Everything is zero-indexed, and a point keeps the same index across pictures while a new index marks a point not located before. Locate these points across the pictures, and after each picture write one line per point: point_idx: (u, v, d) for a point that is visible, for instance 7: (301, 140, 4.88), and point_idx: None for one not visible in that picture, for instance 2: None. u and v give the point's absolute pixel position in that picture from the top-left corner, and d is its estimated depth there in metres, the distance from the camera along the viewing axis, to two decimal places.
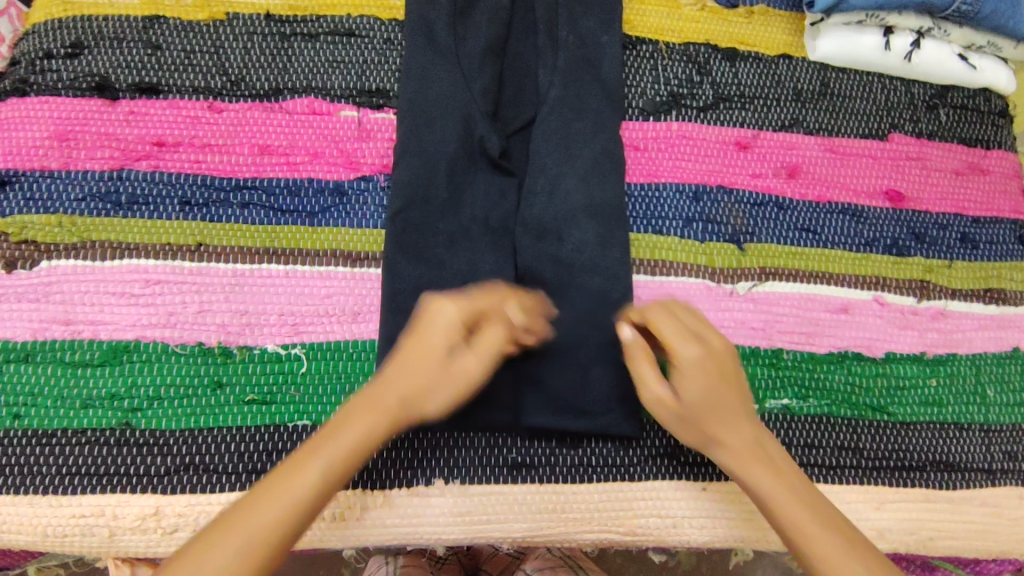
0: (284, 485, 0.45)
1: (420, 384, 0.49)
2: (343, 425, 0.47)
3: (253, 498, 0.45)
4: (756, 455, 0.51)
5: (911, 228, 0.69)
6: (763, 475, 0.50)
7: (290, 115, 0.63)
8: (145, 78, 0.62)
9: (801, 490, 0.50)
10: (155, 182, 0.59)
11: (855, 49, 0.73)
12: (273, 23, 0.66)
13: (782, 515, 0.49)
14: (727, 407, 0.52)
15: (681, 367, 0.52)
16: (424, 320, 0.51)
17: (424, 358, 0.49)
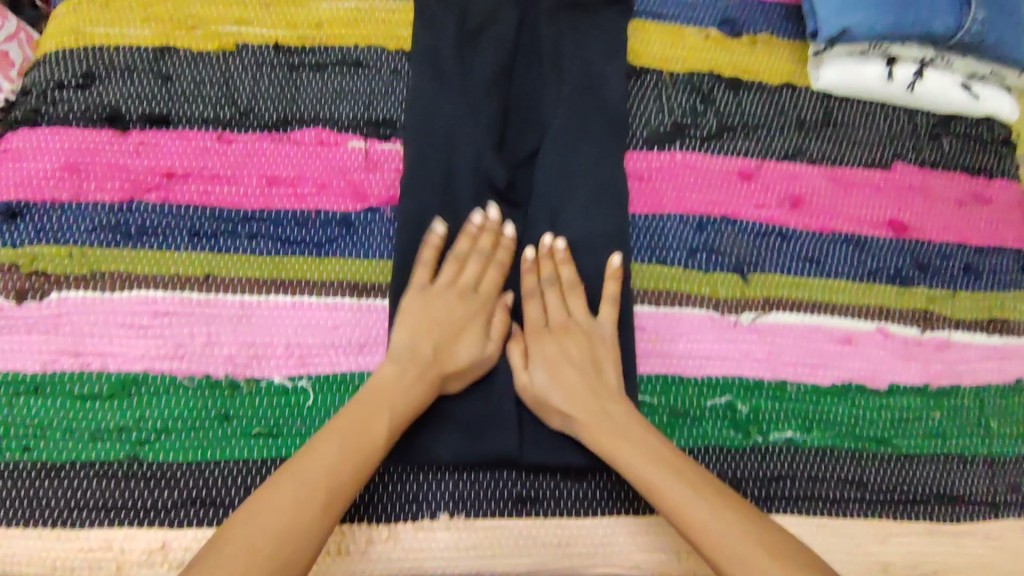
0: (351, 441, 0.50)
1: (463, 356, 0.56)
2: (396, 391, 0.53)
3: (318, 456, 0.49)
4: (633, 447, 0.53)
5: (914, 258, 0.70)
6: (652, 469, 0.52)
7: (298, 146, 0.64)
8: (155, 109, 0.63)
9: (690, 476, 0.52)
10: (165, 214, 0.60)
11: (859, 79, 0.73)
12: (282, 53, 0.67)
13: (679, 509, 0.50)
14: (583, 395, 0.56)
15: (538, 349, 0.58)
16: (443, 299, 0.58)
17: (461, 335, 0.57)
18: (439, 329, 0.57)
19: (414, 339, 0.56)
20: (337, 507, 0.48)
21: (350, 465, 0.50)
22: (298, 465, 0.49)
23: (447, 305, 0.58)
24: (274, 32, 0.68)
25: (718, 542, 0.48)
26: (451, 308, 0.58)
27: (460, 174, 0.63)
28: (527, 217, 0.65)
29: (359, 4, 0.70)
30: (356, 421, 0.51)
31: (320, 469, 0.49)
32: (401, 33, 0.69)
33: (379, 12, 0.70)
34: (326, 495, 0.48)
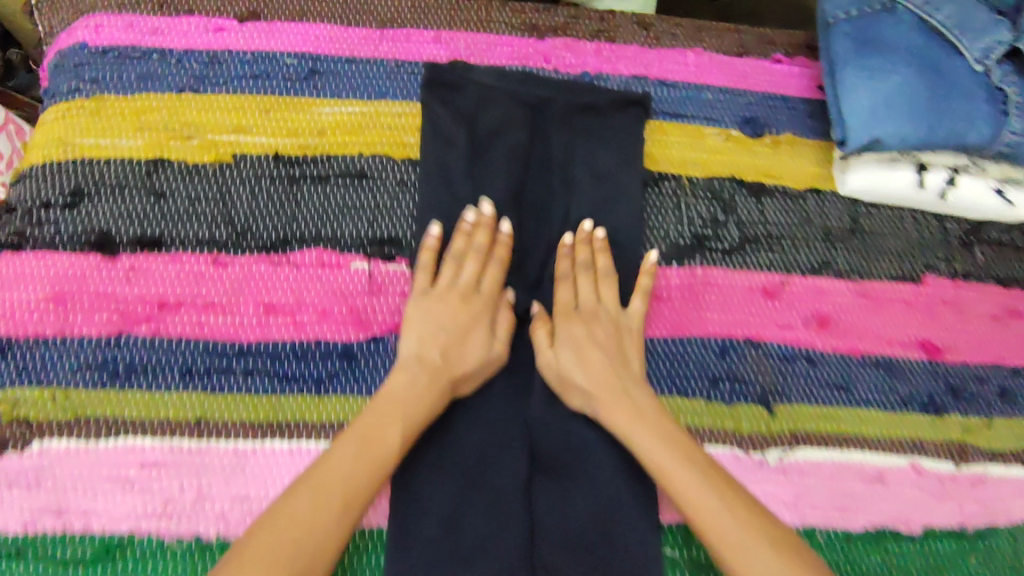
0: (364, 453, 0.50)
1: (466, 363, 0.57)
2: (409, 401, 0.54)
3: (334, 464, 0.49)
4: (661, 449, 0.53)
5: (947, 382, 0.66)
6: (680, 471, 0.52)
7: (297, 268, 0.60)
8: (147, 231, 0.60)
9: (720, 485, 0.51)
10: (156, 349, 0.57)
11: (888, 186, 0.69)
12: (282, 165, 0.64)
13: (703, 515, 0.50)
14: (629, 398, 0.56)
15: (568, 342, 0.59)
16: (455, 301, 0.59)
17: (465, 345, 0.58)
18: (448, 335, 0.58)
19: (423, 348, 0.57)
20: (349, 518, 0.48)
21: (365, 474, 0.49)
22: (323, 470, 0.49)
23: (448, 309, 0.59)
24: (274, 140, 0.64)
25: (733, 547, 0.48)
26: (453, 310, 0.59)
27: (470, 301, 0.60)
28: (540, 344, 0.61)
29: (364, 109, 0.67)
30: (368, 427, 0.51)
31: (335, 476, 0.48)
32: (409, 137, 0.66)
33: (385, 118, 0.67)
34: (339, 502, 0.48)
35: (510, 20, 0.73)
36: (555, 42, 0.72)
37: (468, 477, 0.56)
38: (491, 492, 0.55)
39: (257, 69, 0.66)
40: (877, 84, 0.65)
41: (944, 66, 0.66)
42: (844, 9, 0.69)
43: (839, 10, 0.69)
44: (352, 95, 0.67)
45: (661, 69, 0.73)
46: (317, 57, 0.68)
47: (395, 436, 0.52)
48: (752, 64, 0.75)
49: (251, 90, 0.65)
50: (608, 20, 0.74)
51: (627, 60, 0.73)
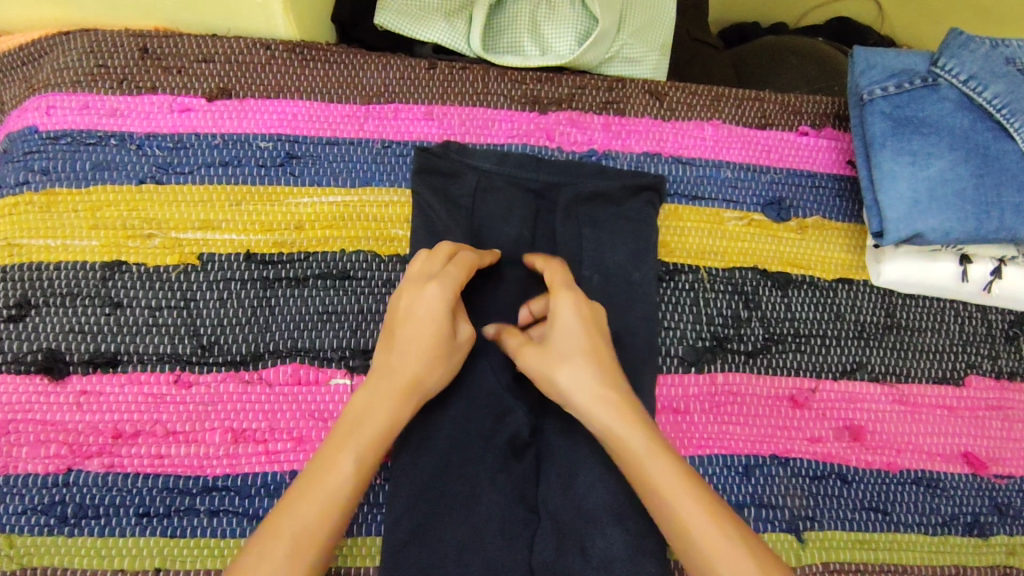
0: (316, 484, 0.42)
1: (424, 362, 0.48)
2: (365, 414, 0.46)
3: (287, 523, 0.41)
4: (620, 420, 0.45)
5: (993, 499, 0.60)
6: (637, 445, 0.44)
7: (270, 387, 0.54)
8: (101, 347, 0.53)
9: (678, 460, 0.44)
10: (108, 488, 0.50)
11: (926, 278, 0.63)
12: (254, 265, 0.57)
13: (660, 486, 0.43)
14: (586, 358, 0.48)
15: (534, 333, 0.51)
16: (408, 293, 0.50)
17: (419, 343, 0.49)
18: (405, 331, 0.49)
19: (384, 352, 0.49)
20: (309, 563, 0.40)
21: (320, 509, 0.41)
22: (281, 515, 0.41)
23: (409, 298, 0.50)
24: (245, 236, 0.58)
25: (692, 524, 0.41)
26: (410, 303, 0.50)
27: (469, 425, 0.54)
28: (545, 469, 0.54)
29: (347, 199, 0.60)
30: (313, 472, 0.43)
31: (285, 516, 0.41)
32: (396, 230, 0.60)
33: (370, 208, 0.60)
34: (301, 543, 0.40)
35: (509, 91, 0.66)
36: (559, 116, 0.66)
37: None
38: None
39: (228, 154, 0.60)
40: (918, 171, 0.60)
41: (991, 150, 0.61)
42: (880, 84, 0.63)
43: (874, 85, 0.63)
44: (333, 181, 0.61)
45: (675, 144, 0.67)
46: (294, 139, 0.61)
47: (351, 454, 0.44)
48: (775, 136, 0.69)
49: (221, 179, 0.59)
50: (618, 89, 0.68)
51: (638, 135, 0.67)
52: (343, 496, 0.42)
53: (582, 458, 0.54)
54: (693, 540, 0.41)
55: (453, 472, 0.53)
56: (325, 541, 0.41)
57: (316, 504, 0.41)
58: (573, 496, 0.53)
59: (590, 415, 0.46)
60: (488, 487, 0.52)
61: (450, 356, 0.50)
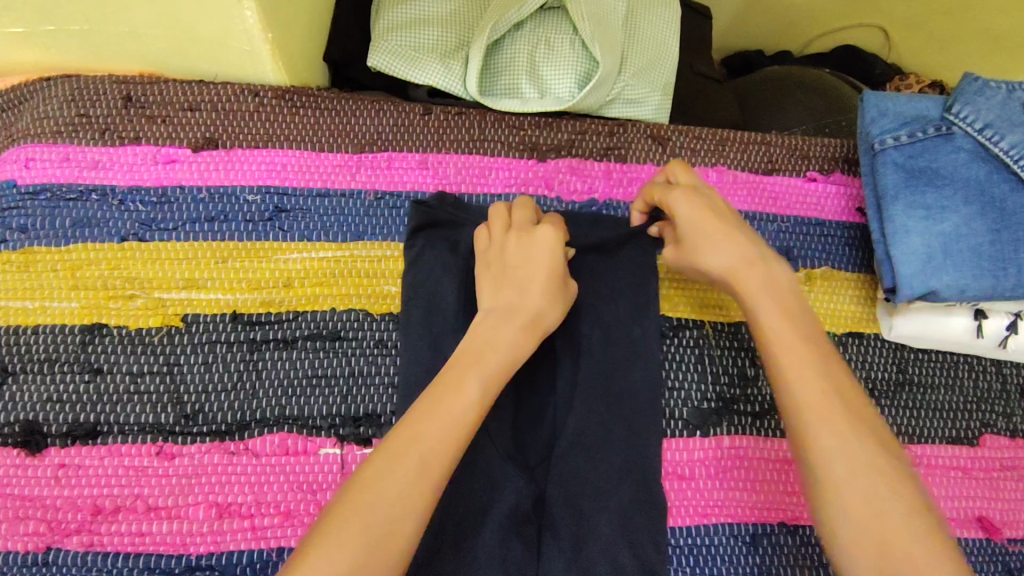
0: (437, 407, 0.43)
1: (542, 299, 0.51)
2: (494, 347, 0.47)
3: (411, 430, 0.41)
4: (782, 332, 0.47)
5: (1009, 566, 0.58)
6: (789, 351, 0.46)
7: (256, 458, 0.52)
8: (81, 416, 0.51)
9: (833, 377, 0.45)
10: (89, 568, 0.48)
11: (941, 333, 0.61)
12: (241, 326, 0.55)
13: (810, 408, 0.43)
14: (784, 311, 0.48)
15: (695, 233, 0.51)
16: (520, 239, 0.53)
17: (534, 288, 0.51)
18: (519, 274, 0.52)
19: (499, 292, 0.52)
20: (440, 480, 0.40)
21: (444, 429, 0.42)
22: (407, 431, 0.41)
23: (519, 246, 0.53)
24: (231, 296, 0.56)
25: (836, 465, 0.42)
26: (523, 250, 0.53)
27: (465, 496, 0.52)
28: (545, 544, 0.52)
29: (338, 254, 0.58)
30: (441, 386, 0.44)
31: (410, 434, 0.41)
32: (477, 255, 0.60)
33: (362, 264, 0.58)
34: (430, 468, 0.40)
35: (507, 137, 0.64)
36: (558, 163, 0.64)
37: None
38: None
39: (214, 209, 0.58)
40: (931, 226, 0.58)
41: (1008, 203, 0.58)
42: (891, 133, 0.61)
43: (884, 134, 0.61)
44: (324, 236, 0.59)
45: None
46: (283, 191, 0.59)
47: (478, 378, 0.45)
48: (783, 183, 0.67)
49: (206, 236, 0.57)
50: (619, 135, 0.66)
51: (641, 182, 0.65)
52: (470, 423, 0.43)
53: (582, 531, 0.52)
54: (828, 484, 0.42)
55: (449, 548, 0.50)
56: (454, 457, 0.42)
57: (443, 415, 0.42)
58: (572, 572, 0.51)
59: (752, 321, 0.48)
60: (485, 564, 0.50)
61: (561, 299, 0.53)
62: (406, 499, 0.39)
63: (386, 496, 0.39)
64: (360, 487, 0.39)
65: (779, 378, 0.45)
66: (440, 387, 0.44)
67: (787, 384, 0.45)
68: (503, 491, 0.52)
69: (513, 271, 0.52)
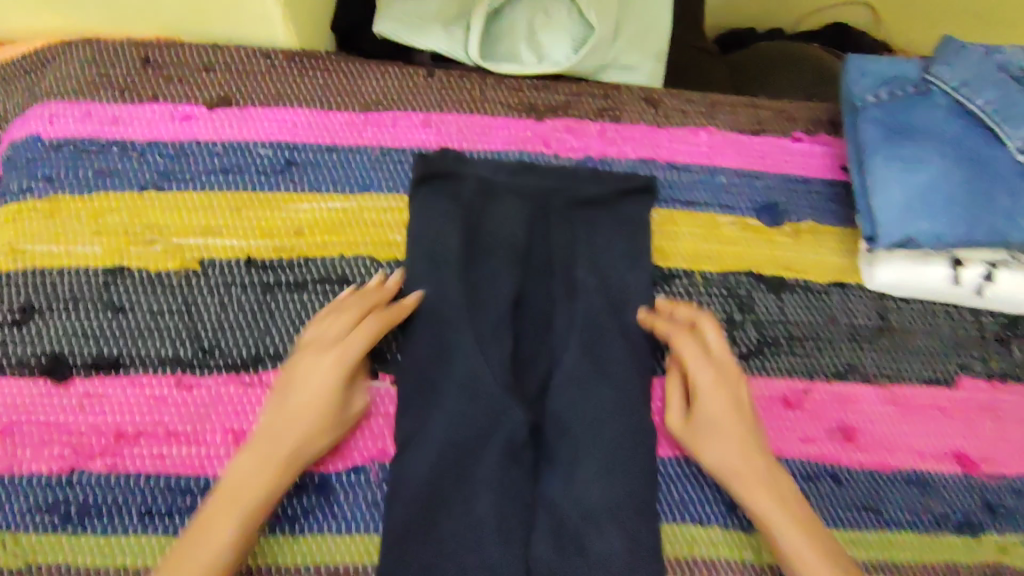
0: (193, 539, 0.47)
1: (319, 420, 0.52)
2: (298, 456, 0.51)
3: (241, 484, 0.49)
4: (750, 466, 0.54)
5: (984, 498, 0.61)
6: (768, 503, 0.53)
7: (271, 389, 0.55)
8: (104, 351, 0.54)
9: (783, 480, 0.54)
10: (112, 487, 0.51)
11: (919, 281, 0.64)
12: (255, 270, 0.58)
13: (774, 523, 0.52)
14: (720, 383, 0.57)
15: (700, 385, 0.57)
16: (332, 327, 0.55)
17: (316, 376, 0.53)
18: (297, 398, 0.52)
19: (283, 395, 0.53)
20: (235, 530, 0.47)
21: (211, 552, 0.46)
22: (250, 466, 0.50)
23: (310, 364, 0.53)
24: (245, 242, 0.59)
25: (804, 556, 0.51)
26: (315, 364, 0.53)
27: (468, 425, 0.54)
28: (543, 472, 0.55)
29: (346, 204, 0.61)
30: (270, 429, 0.51)
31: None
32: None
33: (369, 213, 0.61)
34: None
35: (506, 98, 0.67)
36: (556, 123, 0.67)
37: None
38: None
39: (228, 162, 0.61)
40: (909, 176, 0.60)
41: (983, 156, 0.60)
42: (872, 91, 0.64)
43: (866, 92, 0.64)
44: (333, 188, 0.62)
45: (670, 150, 0.68)
46: (294, 146, 0.62)
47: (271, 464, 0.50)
48: (769, 142, 0.70)
49: (220, 186, 0.60)
50: (613, 97, 0.69)
51: (634, 141, 0.68)
52: (257, 508, 0.49)
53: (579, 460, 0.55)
54: (795, 561, 0.51)
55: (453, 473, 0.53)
56: (234, 535, 0.47)
57: (240, 512, 0.48)
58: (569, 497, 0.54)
59: (722, 442, 0.55)
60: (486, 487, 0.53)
61: (354, 395, 0.54)
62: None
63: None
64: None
65: (775, 541, 0.52)
66: (245, 471, 0.50)
67: (728, 478, 0.54)
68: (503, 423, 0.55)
69: (315, 367, 0.53)
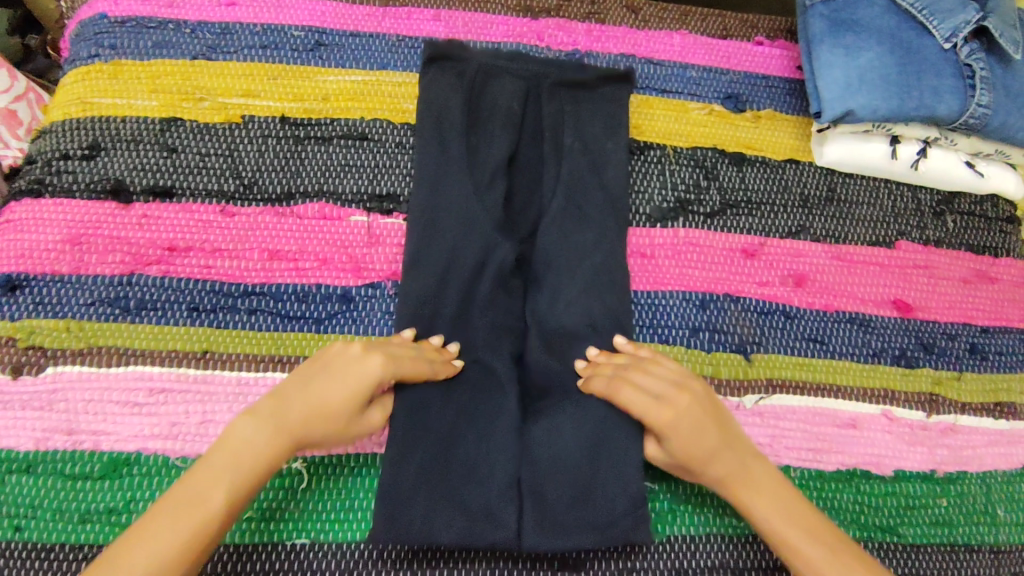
0: (239, 461, 0.48)
1: (333, 424, 0.51)
2: (309, 429, 0.51)
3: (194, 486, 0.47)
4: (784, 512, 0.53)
5: (919, 338, 0.69)
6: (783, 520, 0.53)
7: (300, 220, 0.64)
8: (159, 181, 0.64)
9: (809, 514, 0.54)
10: (165, 288, 0.60)
11: (863, 156, 0.73)
12: (288, 126, 0.68)
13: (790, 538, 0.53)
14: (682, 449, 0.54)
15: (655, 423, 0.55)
16: (336, 377, 0.52)
17: (333, 406, 0.51)
18: (315, 419, 0.51)
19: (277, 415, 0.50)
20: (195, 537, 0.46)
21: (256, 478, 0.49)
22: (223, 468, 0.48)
23: (335, 388, 0.51)
24: (280, 104, 0.69)
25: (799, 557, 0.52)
26: (334, 395, 0.51)
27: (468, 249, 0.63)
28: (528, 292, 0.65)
29: (366, 77, 0.71)
30: (245, 447, 0.49)
31: (214, 494, 0.47)
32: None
33: (385, 86, 0.71)
34: (205, 526, 0.46)
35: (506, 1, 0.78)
36: (548, 22, 0.77)
37: (458, 413, 0.58)
38: (482, 425, 0.58)
39: (266, 40, 0.71)
40: (852, 59, 0.70)
41: (913, 44, 0.70)
42: None
43: None
44: (355, 65, 0.72)
45: (648, 48, 0.78)
46: (322, 31, 0.72)
47: (297, 423, 0.50)
48: (735, 45, 0.80)
49: (259, 59, 0.70)
50: (599, 3, 0.79)
51: (616, 39, 0.78)
52: (232, 505, 0.47)
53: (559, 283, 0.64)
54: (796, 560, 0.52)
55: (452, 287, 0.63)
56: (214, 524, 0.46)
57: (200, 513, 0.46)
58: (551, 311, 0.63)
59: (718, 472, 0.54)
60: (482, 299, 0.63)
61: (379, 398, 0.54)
62: (197, 541, 0.46)
63: (153, 561, 0.44)
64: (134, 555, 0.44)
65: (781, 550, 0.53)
66: (222, 479, 0.47)
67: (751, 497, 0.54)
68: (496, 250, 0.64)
69: (330, 397, 0.51)
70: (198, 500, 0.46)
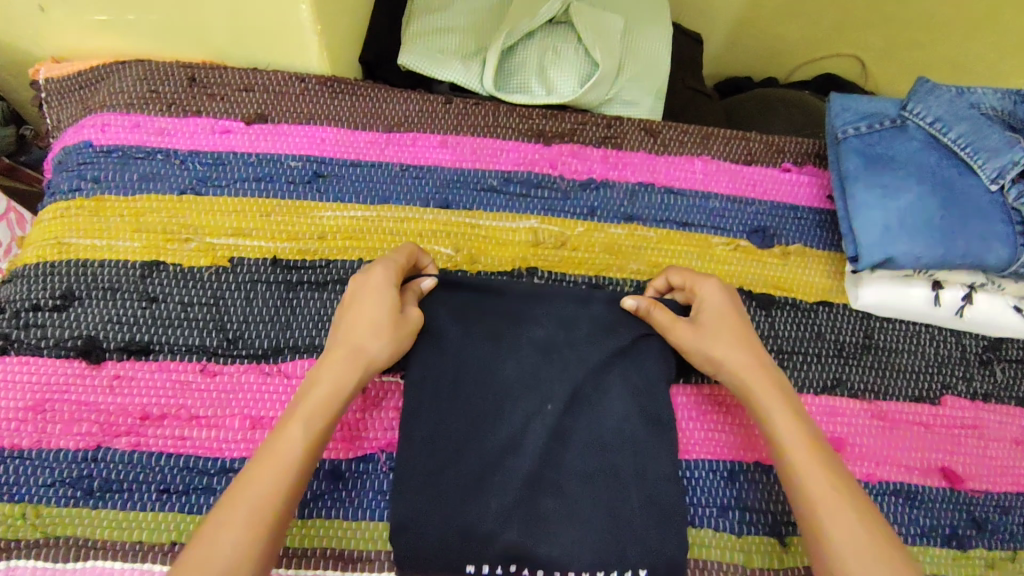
0: (309, 411, 0.49)
1: (375, 350, 0.53)
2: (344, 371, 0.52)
3: (276, 445, 0.48)
4: (823, 485, 0.49)
5: (970, 514, 0.63)
6: (817, 489, 0.50)
7: (288, 379, 0.58)
8: (135, 336, 0.58)
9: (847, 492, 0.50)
10: (133, 464, 0.54)
11: (903, 302, 0.67)
12: (280, 269, 0.63)
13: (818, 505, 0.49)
14: (742, 358, 0.56)
15: (712, 324, 0.57)
16: (351, 325, 0.54)
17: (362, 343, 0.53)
18: (350, 366, 0.52)
19: (329, 363, 0.52)
20: (278, 506, 0.45)
21: (328, 424, 0.50)
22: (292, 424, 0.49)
23: (353, 328, 0.53)
24: (273, 244, 0.63)
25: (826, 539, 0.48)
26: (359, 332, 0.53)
27: None
28: (563, 442, 0.56)
29: (367, 214, 0.66)
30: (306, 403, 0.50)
31: (294, 436, 0.48)
32: (483, 225, 0.68)
33: (387, 223, 0.66)
34: (288, 477, 0.47)
35: (517, 124, 0.72)
36: (562, 148, 0.72)
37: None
38: None
39: (261, 171, 0.66)
40: (889, 202, 0.65)
41: (956, 185, 0.65)
42: (853, 124, 0.68)
43: (847, 126, 0.69)
44: (356, 199, 0.67)
45: (667, 176, 0.73)
46: (322, 160, 0.67)
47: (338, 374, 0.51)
48: (760, 172, 0.74)
49: (253, 193, 0.65)
50: (616, 125, 0.74)
51: (634, 167, 0.72)
52: (298, 462, 0.47)
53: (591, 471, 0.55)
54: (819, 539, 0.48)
55: (472, 419, 0.56)
56: (296, 469, 0.47)
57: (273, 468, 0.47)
58: (589, 453, 0.56)
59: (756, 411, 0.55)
60: (507, 465, 0.55)
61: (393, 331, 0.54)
62: (282, 493, 0.46)
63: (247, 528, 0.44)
64: (255, 483, 0.46)
65: (809, 528, 0.49)
66: (286, 429, 0.48)
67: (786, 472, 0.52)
68: (533, 382, 0.58)
69: (352, 336, 0.53)
70: (276, 450, 0.47)
